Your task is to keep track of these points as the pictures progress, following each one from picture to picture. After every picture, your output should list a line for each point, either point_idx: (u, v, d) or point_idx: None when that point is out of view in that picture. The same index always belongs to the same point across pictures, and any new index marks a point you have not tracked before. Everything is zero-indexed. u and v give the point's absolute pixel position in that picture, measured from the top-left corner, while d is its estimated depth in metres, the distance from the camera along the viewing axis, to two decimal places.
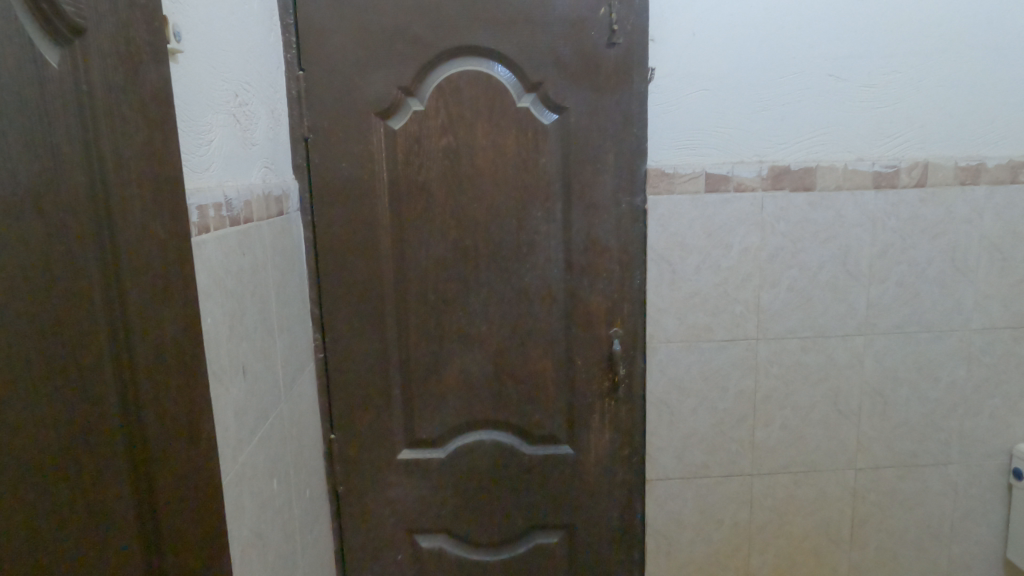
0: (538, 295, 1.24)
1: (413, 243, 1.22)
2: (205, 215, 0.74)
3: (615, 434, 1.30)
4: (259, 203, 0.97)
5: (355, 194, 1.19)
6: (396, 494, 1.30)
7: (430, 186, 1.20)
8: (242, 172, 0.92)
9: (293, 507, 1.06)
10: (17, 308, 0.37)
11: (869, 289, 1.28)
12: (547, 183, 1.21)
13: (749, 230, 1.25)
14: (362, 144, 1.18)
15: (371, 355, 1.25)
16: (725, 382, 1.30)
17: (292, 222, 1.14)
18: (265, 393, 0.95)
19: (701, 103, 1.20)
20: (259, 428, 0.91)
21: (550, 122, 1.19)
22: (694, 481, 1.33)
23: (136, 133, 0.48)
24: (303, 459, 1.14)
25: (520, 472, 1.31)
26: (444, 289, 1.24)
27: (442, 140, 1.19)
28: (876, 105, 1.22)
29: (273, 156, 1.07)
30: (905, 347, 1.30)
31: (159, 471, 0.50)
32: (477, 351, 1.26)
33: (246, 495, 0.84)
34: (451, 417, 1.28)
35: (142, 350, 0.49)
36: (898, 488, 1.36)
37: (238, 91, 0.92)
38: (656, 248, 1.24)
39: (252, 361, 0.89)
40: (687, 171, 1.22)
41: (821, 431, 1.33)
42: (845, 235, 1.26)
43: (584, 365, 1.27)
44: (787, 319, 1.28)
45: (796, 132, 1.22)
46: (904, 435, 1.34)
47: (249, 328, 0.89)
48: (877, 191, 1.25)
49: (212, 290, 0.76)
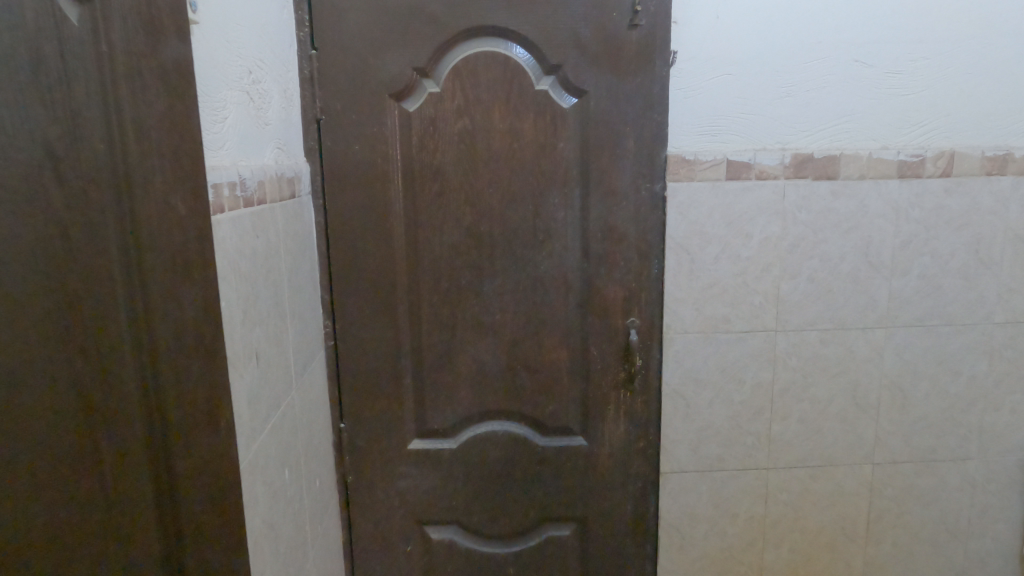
0: (555, 283, 1.22)
1: (426, 228, 1.19)
2: (220, 194, 0.72)
3: (630, 426, 1.28)
4: (273, 185, 0.94)
5: (368, 178, 1.17)
6: (406, 485, 1.28)
7: (445, 170, 1.17)
8: (256, 152, 0.89)
9: (305, 496, 1.04)
10: (23, 278, 0.38)
11: (891, 281, 1.25)
12: (565, 169, 1.18)
13: (770, 220, 1.22)
14: (376, 126, 1.15)
15: (383, 343, 1.22)
16: (743, 374, 1.28)
17: (304, 206, 1.11)
18: (279, 381, 0.92)
19: (723, 88, 1.17)
20: (271, 415, 0.88)
21: (570, 105, 1.16)
22: (709, 475, 1.31)
23: (156, 100, 0.45)
24: (314, 448, 1.11)
25: (533, 463, 1.28)
26: (458, 276, 1.21)
27: (458, 124, 1.16)
28: (902, 93, 1.19)
29: (286, 138, 1.04)
30: (926, 340, 1.28)
31: (182, 453, 0.48)
32: (491, 339, 1.23)
33: (259, 484, 0.82)
34: (463, 407, 1.26)
35: (163, 332, 0.46)
36: (915, 483, 1.34)
37: (252, 69, 0.89)
38: (675, 237, 1.21)
39: (265, 347, 0.87)
40: (708, 158, 1.19)
41: (838, 425, 1.31)
42: (868, 225, 1.23)
43: (600, 355, 1.24)
44: (807, 311, 1.26)
45: (820, 119, 1.19)
46: (923, 430, 1.31)
47: (261, 313, 0.86)
48: (901, 180, 1.22)
49: (227, 273, 0.73)
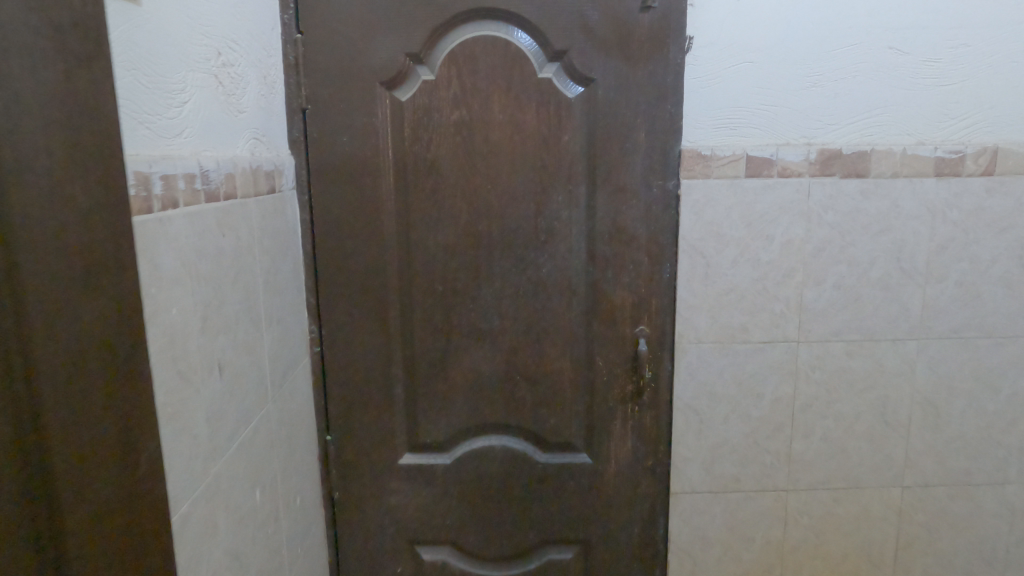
0: (557, 287, 1.13)
1: (419, 227, 1.10)
2: (170, 187, 0.64)
3: (639, 443, 1.18)
4: (247, 180, 0.86)
5: (357, 173, 1.08)
6: (397, 502, 1.20)
7: (441, 165, 1.08)
8: (225, 141, 0.81)
9: (282, 515, 0.96)
10: None
11: (925, 289, 1.15)
12: (569, 164, 1.09)
13: (794, 221, 1.12)
14: (366, 117, 1.07)
15: (373, 350, 1.14)
16: (762, 389, 1.18)
17: (286, 202, 1.03)
18: (251, 393, 0.84)
19: (743, 77, 1.07)
20: (238, 432, 0.80)
21: (576, 95, 1.07)
22: (723, 496, 1.21)
23: (45, 67, 0.37)
24: (294, 463, 1.03)
25: (533, 481, 1.19)
26: (453, 279, 1.12)
27: (454, 114, 1.07)
28: (940, 82, 1.08)
29: (264, 128, 0.96)
30: (962, 354, 1.17)
31: (73, 490, 0.38)
32: (488, 347, 1.15)
33: (221, 510, 0.74)
34: (458, 420, 1.17)
35: (51, 355, 0.37)
36: (948, 508, 1.23)
37: (222, 50, 0.81)
38: (689, 238, 1.12)
39: (232, 358, 0.79)
40: (726, 153, 1.09)
41: (865, 444, 1.21)
42: (900, 228, 1.13)
43: (606, 365, 1.15)
44: (832, 320, 1.16)
45: (849, 111, 1.09)
46: (958, 451, 1.21)
47: (228, 320, 0.78)
48: (939, 179, 1.11)
49: (179, 276, 0.65)
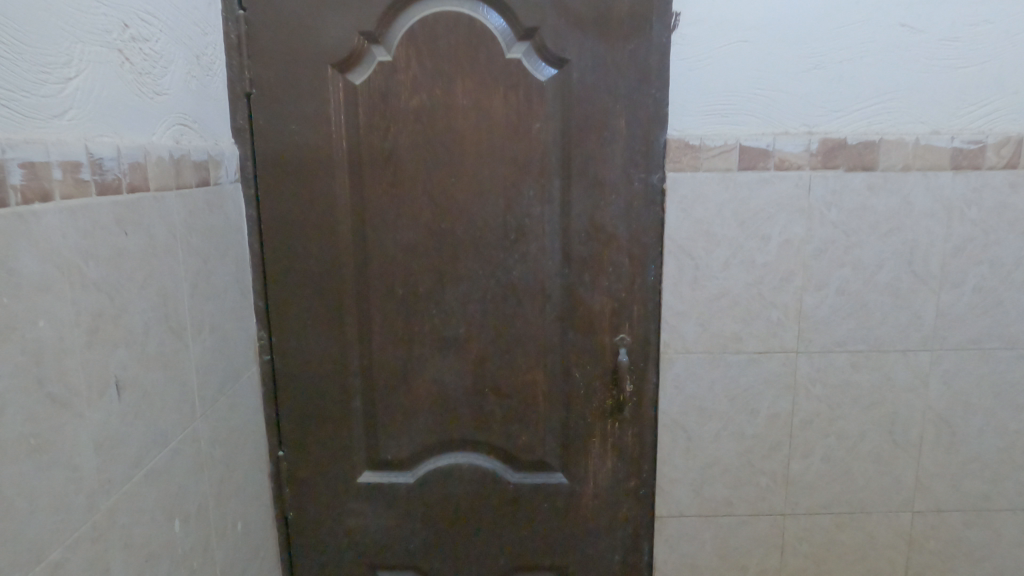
0: (529, 292, 1.02)
1: (377, 224, 1.00)
2: (35, 175, 0.54)
3: (619, 462, 1.08)
4: (165, 171, 0.76)
5: (308, 165, 0.98)
6: (356, 524, 1.10)
7: (399, 155, 0.98)
8: (136, 126, 0.71)
9: (214, 545, 0.86)
10: None
11: (940, 295, 1.03)
12: (542, 156, 0.98)
13: (792, 219, 1.01)
14: (317, 102, 0.96)
15: (328, 359, 1.04)
16: (756, 404, 1.07)
17: (226, 196, 0.93)
18: (167, 412, 0.75)
19: (736, 59, 0.96)
20: (147, 458, 0.70)
21: (548, 78, 0.96)
22: (714, 521, 1.11)
23: None
24: (234, 485, 0.94)
25: (503, 503, 1.09)
26: (415, 282, 1.02)
27: (414, 100, 0.96)
28: (959, 64, 0.97)
29: (197, 114, 0.86)
30: (980, 368, 1.05)
31: None
32: (453, 357, 1.04)
33: (116, 551, 0.64)
34: (422, 436, 1.08)
35: None
36: (964, 536, 1.12)
37: (129, 22, 0.70)
38: (676, 238, 1.01)
39: (138, 374, 0.69)
40: (717, 143, 0.98)
41: (872, 466, 1.09)
42: (912, 227, 1.01)
43: (583, 377, 1.05)
44: (835, 329, 1.05)
45: (856, 96, 0.98)
46: (975, 474, 1.09)
47: (133, 330, 0.68)
48: (956, 173, 0.99)
49: (48, 283, 0.55)
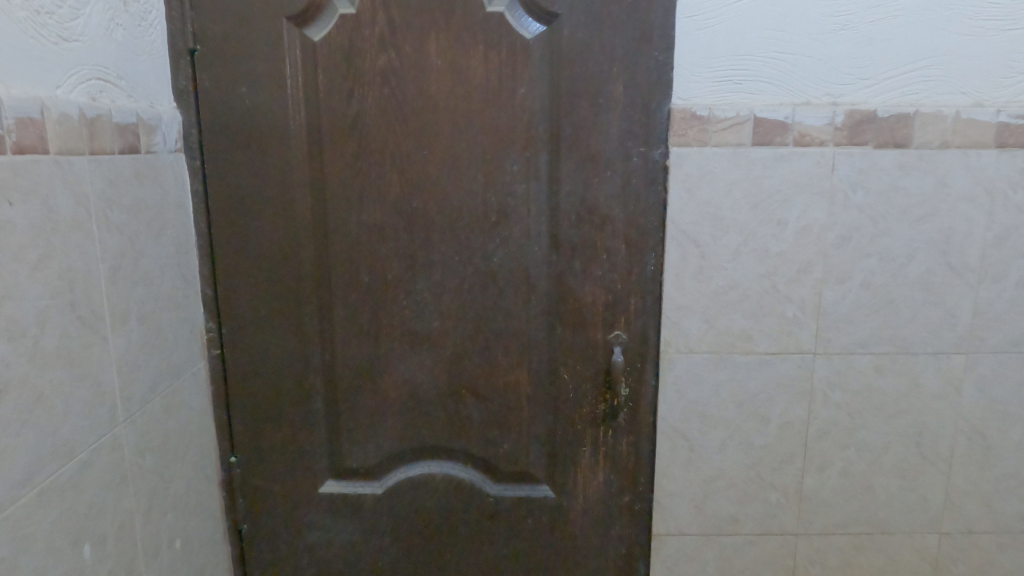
0: (512, 281, 0.90)
1: (338, 202, 0.88)
2: None
3: (612, 474, 0.96)
4: (73, 132, 0.64)
5: (260, 134, 0.86)
6: (318, 539, 0.98)
7: (365, 123, 0.86)
8: (29, 74, 0.58)
9: (142, 568, 0.75)
10: None
11: (977, 291, 0.91)
12: (526, 126, 0.86)
13: (812, 202, 0.88)
14: (269, 61, 0.84)
15: (283, 354, 0.92)
16: (767, 411, 0.95)
17: (162, 167, 0.81)
18: (73, 418, 0.63)
19: (751, 17, 0.84)
20: (41, 473, 0.59)
21: (534, 36, 0.84)
22: (717, 540, 0.99)
23: None
24: (173, 495, 0.82)
25: (481, 518, 0.98)
26: (382, 269, 0.90)
27: (381, 60, 0.84)
28: (1006, 26, 0.84)
29: (124, 68, 0.74)
30: (1021, 373, 0.93)
31: None
32: (426, 352, 0.93)
33: None
34: (390, 442, 0.96)
35: None
36: (996, 560, 1.00)
37: None
38: (680, 223, 0.89)
39: (27, 373, 0.57)
40: (728, 114, 0.86)
41: (895, 482, 0.97)
42: (948, 213, 0.89)
43: (572, 378, 0.93)
44: (858, 328, 0.92)
45: (888, 62, 0.85)
46: (1011, 492, 0.97)
47: (18, 320, 0.56)
48: (1000, 151, 0.87)
49: None
